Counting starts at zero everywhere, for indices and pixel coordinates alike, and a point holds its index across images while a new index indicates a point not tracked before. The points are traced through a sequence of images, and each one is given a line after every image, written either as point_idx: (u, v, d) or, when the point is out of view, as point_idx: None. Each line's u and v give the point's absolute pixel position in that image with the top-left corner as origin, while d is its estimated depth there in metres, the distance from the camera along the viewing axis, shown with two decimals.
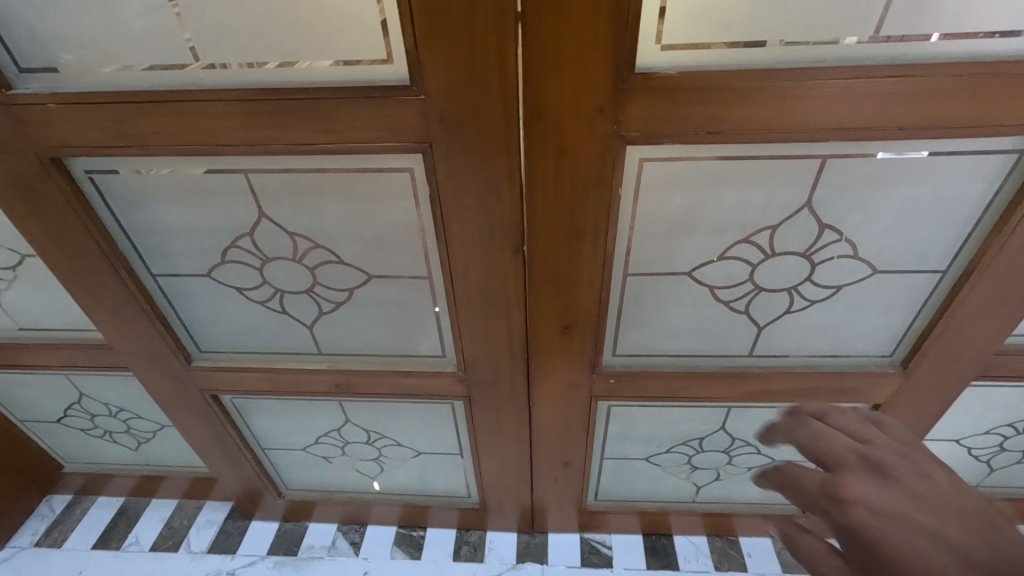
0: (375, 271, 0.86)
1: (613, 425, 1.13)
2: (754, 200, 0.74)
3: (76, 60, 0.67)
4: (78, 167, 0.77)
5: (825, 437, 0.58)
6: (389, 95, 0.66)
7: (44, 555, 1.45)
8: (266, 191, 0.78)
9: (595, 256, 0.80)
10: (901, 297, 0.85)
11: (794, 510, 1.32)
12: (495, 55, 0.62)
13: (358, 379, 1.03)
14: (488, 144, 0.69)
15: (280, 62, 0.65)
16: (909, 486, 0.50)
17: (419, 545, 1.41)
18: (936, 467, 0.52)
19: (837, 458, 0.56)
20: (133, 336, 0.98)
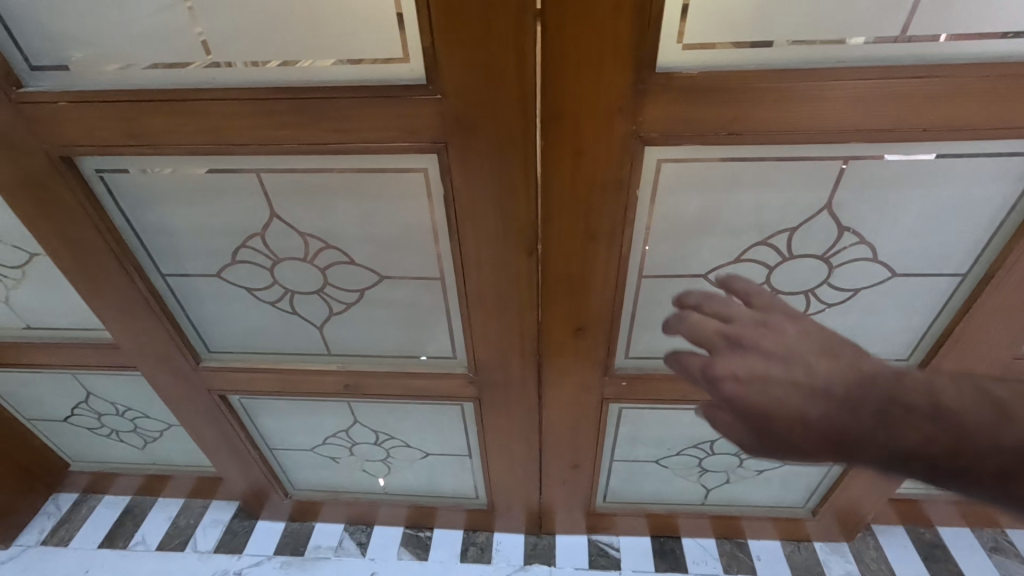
0: (386, 272, 0.86)
1: (623, 427, 1.12)
2: (773, 202, 0.73)
3: (87, 57, 0.66)
4: (88, 166, 0.76)
5: (695, 323, 0.55)
6: (405, 94, 0.65)
7: (50, 553, 1.45)
8: (277, 191, 0.77)
9: (610, 258, 0.79)
10: (919, 300, 0.84)
11: (805, 513, 1.31)
12: (513, 54, 0.61)
13: (367, 380, 1.02)
14: (505, 145, 0.68)
15: (293, 60, 0.64)
16: (762, 348, 0.48)
17: (426, 546, 1.40)
18: (789, 323, 0.49)
19: (709, 343, 0.53)
20: (141, 335, 0.97)
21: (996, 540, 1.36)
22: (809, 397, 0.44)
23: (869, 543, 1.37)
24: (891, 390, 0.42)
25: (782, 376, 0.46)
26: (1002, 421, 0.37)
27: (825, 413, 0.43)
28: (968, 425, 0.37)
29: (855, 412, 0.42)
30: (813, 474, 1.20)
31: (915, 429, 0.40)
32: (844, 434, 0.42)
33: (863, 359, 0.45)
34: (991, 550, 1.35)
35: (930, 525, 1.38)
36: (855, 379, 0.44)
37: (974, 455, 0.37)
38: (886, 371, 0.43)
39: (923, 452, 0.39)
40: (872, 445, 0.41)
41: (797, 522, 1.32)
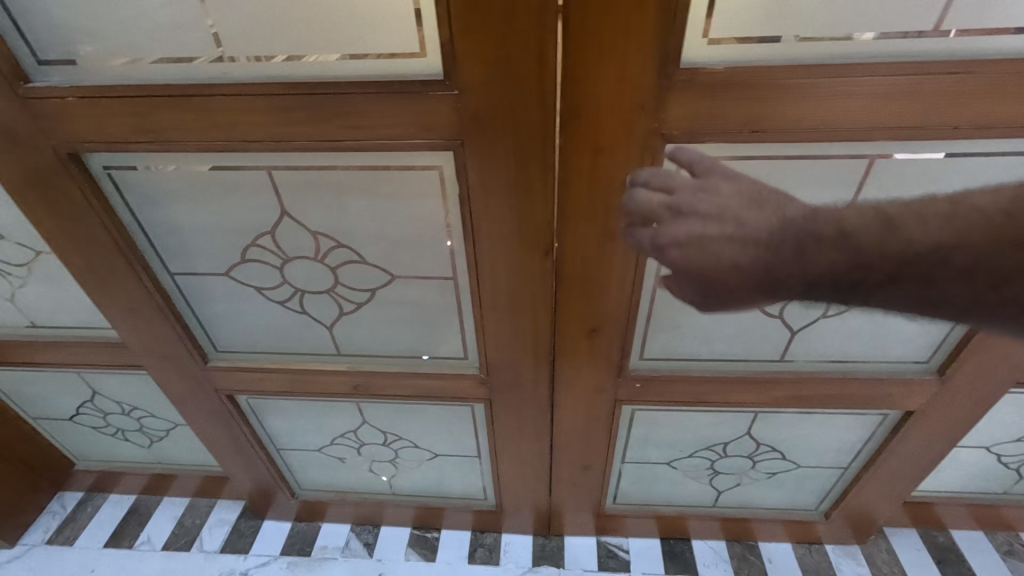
0: (398, 271, 0.84)
1: (636, 429, 1.10)
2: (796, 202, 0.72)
3: (97, 52, 0.65)
4: (96, 163, 0.75)
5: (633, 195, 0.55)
6: (422, 90, 0.63)
7: (56, 552, 1.44)
8: (289, 188, 0.76)
9: (628, 258, 0.77)
10: None
11: (817, 516, 1.29)
12: (534, 49, 0.59)
13: (377, 381, 1.01)
14: (523, 142, 0.66)
15: (308, 55, 0.63)
16: (700, 211, 0.50)
17: (433, 547, 1.39)
18: (723, 183, 0.52)
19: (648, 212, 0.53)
20: (149, 334, 0.96)
21: (1010, 544, 1.34)
22: (741, 246, 0.48)
23: (881, 546, 1.35)
24: (807, 228, 0.46)
25: (721, 233, 0.49)
26: (885, 234, 0.43)
27: (755, 259, 0.48)
28: (859, 243, 0.44)
29: (777, 252, 0.47)
30: (827, 477, 1.19)
31: (822, 253, 0.45)
32: (770, 273, 0.47)
33: (784, 204, 0.49)
34: (1005, 553, 1.33)
35: (943, 528, 1.36)
36: (779, 224, 0.47)
37: (862, 267, 0.44)
38: (801, 210, 0.48)
39: (825, 272, 0.45)
40: (790, 275, 0.47)
41: (809, 525, 1.30)
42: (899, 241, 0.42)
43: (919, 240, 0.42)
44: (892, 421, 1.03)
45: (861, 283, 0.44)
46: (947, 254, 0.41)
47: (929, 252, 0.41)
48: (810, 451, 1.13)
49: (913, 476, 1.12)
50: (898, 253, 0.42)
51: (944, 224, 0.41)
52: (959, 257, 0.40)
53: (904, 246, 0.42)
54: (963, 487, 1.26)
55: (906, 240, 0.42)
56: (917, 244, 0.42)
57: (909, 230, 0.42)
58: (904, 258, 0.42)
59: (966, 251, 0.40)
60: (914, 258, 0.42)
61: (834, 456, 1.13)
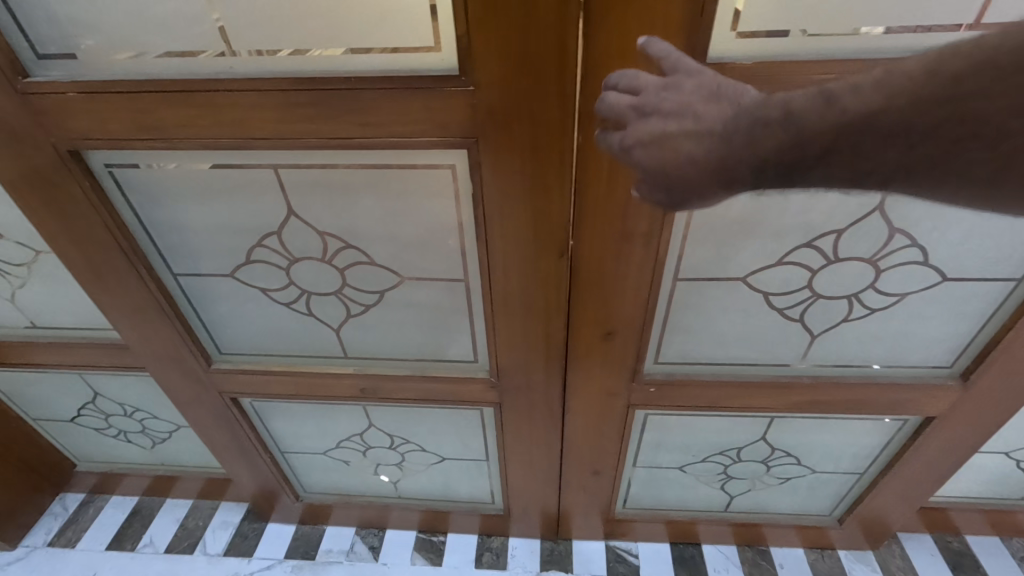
0: (408, 273, 0.82)
1: (648, 433, 1.08)
2: (821, 203, 0.69)
3: (99, 45, 0.62)
4: (97, 161, 0.72)
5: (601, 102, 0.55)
6: (435, 85, 0.61)
7: (58, 554, 1.42)
8: (296, 188, 0.73)
9: (646, 260, 0.75)
10: (969, 305, 0.80)
11: (830, 521, 1.27)
12: (553, 43, 0.57)
13: (384, 384, 0.98)
14: (540, 140, 0.64)
15: (317, 49, 0.60)
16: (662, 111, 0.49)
17: (439, 551, 1.37)
18: (688, 79, 0.50)
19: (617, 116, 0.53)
20: (152, 336, 0.94)
21: None
22: (700, 139, 0.47)
23: (895, 551, 1.32)
24: (757, 114, 0.44)
25: (679, 129, 0.48)
26: (823, 109, 0.41)
27: (710, 151, 0.46)
28: (800, 121, 0.42)
29: (729, 141, 0.45)
30: (842, 482, 1.17)
31: (766, 136, 0.43)
32: (725, 165, 0.46)
33: (740, 96, 0.47)
34: (1022, 560, 1.30)
35: (958, 534, 1.33)
36: (735, 114, 0.46)
37: (800, 143, 0.42)
38: (754, 99, 0.46)
39: (768, 156, 0.43)
40: (740, 164, 0.45)
41: (822, 531, 1.28)
42: (835, 113, 0.40)
43: (852, 110, 0.39)
44: (911, 427, 1.00)
45: (801, 162, 0.42)
46: (876, 119, 0.38)
47: (858, 120, 0.39)
48: (826, 456, 1.10)
49: (931, 482, 1.10)
50: (831, 125, 0.40)
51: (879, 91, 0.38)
52: (886, 120, 0.38)
53: (837, 117, 0.40)
54: (980, 493, 1.23)
55: (840, 111, 0.40)
56: (850, 114, 0.39)
57: (845, 100, 0.40)
58: (836, 130, 0.40)
59: (892, 114, 0.37)
60: (844, 127, 0.40)
61: (850, 461, 1.11)
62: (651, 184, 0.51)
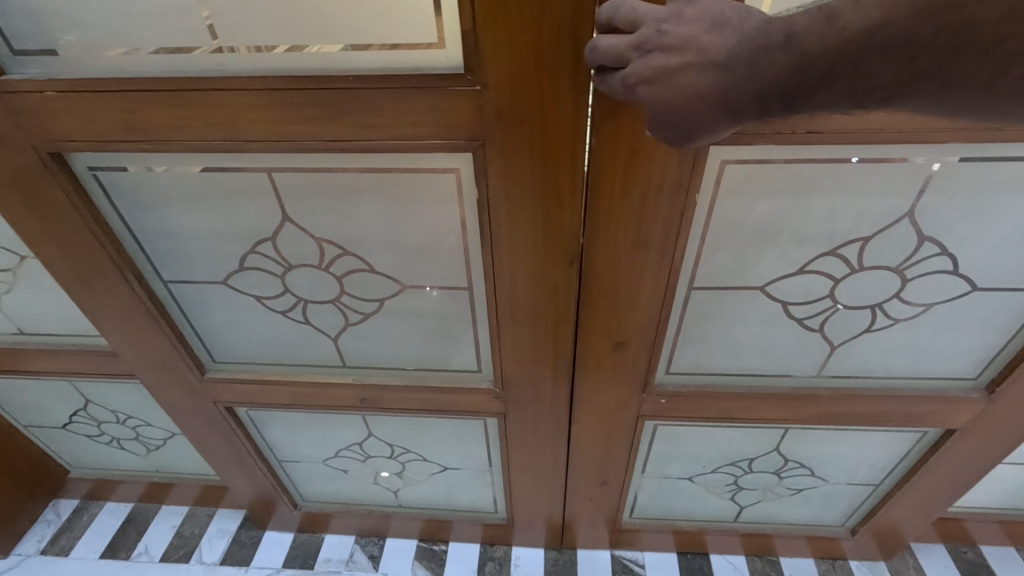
0: (410, 281, 0.78)
1: (658, 444, 1.05)
2: (848, 210, 0.66)
3: (79, 41, 0.58)
4: (81, 163, 0.68)
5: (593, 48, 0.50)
6: (440, 84, 0.57)
7: (52, 562, 1.38)
8: (291, 192, 0.69)
9: (660, 268, 0.71)
10: (999, 316, 0.76)
11: (843, 532, 1.23)
12: (567, 41, 0.53)
13: (384, 394, 0.95)
14: (551, 143, 0.60)
15: (317, 45, 0.56)
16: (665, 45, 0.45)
17: (441, 561, 1.34)
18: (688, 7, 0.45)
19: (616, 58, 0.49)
20: (142, 345, 0.90)
21: None
22: (707, 70, 0.43)
23: (909, 563, 1.29)
24: (761, 39, 0.40)
25: (682, 63, 0.44)
26: (824, 28, 0.37)
27: (715, 83, 0.43)
28: (801, 43, 0.38)
29: (731, 69, 0.42)
30: (856, 493, 1.13)
31: (768, 61, 0.40)
32: (729, 93, 0.43)
33: (747, 20, 0.42)
34: None
35: (972, 544, 1.30)
36: (740, 40, 0.41)
37: (802, 66, 0.39)
38: (758, 23, 0.41)
39: (770, 82, 0.40)
40: (745, 93, 0.42)
41: (834, 541, 1.24)
42: (836, 32, 0.36)
43: (854, 27, 0.36)
44: (931, 438, 0.97)
45: (801, 86, 0.39)
46: (876, 36, 0.35)
47: (858, 37, 0.36)
48: (841, 467, 1.07)
49: (949, 495, 1.06)
50: (832, 45, 0.37)
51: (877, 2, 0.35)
52: (886, 35, 0.35)
53: (837, 35, 0.36)
54: (997, 504, 1.20)
55: (839, 29, 0.36)
56: (852, 33, 0.36)
57: (846, 16, 0.36)
58: (836, 50, 0.37)
59: (893, 27, 0.34)
60: (843, 45, 0.36)
61: (865, 472, 1.07)
62: (660, 125, 0.49)
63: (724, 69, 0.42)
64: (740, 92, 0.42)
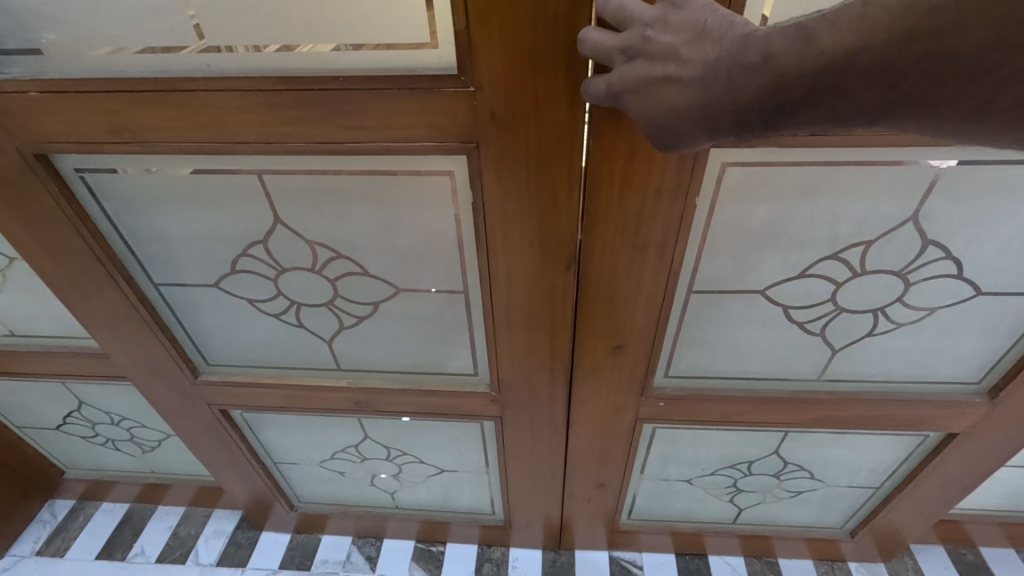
0: (405, 284, 0.77)
1: (656, 446, 1.04)
2: (851, 213, 0.64)
3: (61, 40, 0.56)
4: (67, 165, 0.67)
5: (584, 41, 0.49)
6: (433, 85, 0.55)
7: (46, 564, 1.38)
8: (283, 194, 0.68)
9: (659, 272, 0.70)
10: (1002, 321, 0.75)
11: (842, 534, 1.23)
12: (563, 37, 0.51)
13: (379, 397, 0.94)
14: (547, 145, 0.59)
15: (309, 45, 0.54)
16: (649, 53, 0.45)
17: (439, 562, 1.33)
18: (674, 12, 0.44)
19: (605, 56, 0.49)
20: (133, 348, 0.89)
21: None
22: (689, 85, 0.42)
23: (908, 565, 1.28)
24: (737, 56, 0.39)
25: (663, 75, 0.44)
26: (802, 51, 0.35)
27: (692, 100, 0.42)
28: (778, 65, 0.37)
29: (709, 87, 0.41)
30: (855, 496, 1.12)
31: (745, 82, 0.39)
32: (708, 111, 0.42)
33: (728, 32, 0.40)
34: None
35: (972, 546, 1.29)
36: (718, 57, 0.40)
37: (781, 88, 0.37)
38: (735, 38, 0.40)
39: (748, 101, 0.39)
40: (722, 112, 0.41)
41: (834, 543, 1.24)
42: (813, 55, 0.35)
43: (831, 50, 0.34)
44: (933, 442, 0.96)
45: (782, 108, 0.38)
46: (855, 61, 0.33)
47: (839, 60, 0.34)
48: (840, 469, 1.06)
49: (950, 498, 1.05)
50: (809, 69, 0.35)
51: (853, 25, 0.33)
52: (866, 59, 0.33)
53: (817, 58, 0.35)
54: (997, 506, 1.19)
55: (817, 52, 0.35)
56: (831, 57, 0.34)
57: (824, 38, 0.34)
58: (815, 74, 0.35)
59: (873, 52, 0.32)
60: (823, 68, 0.35)
61: (865, 475, 1.06)
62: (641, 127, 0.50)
63: (704, 85, 0.41)
64: (720, 111, 0.41)
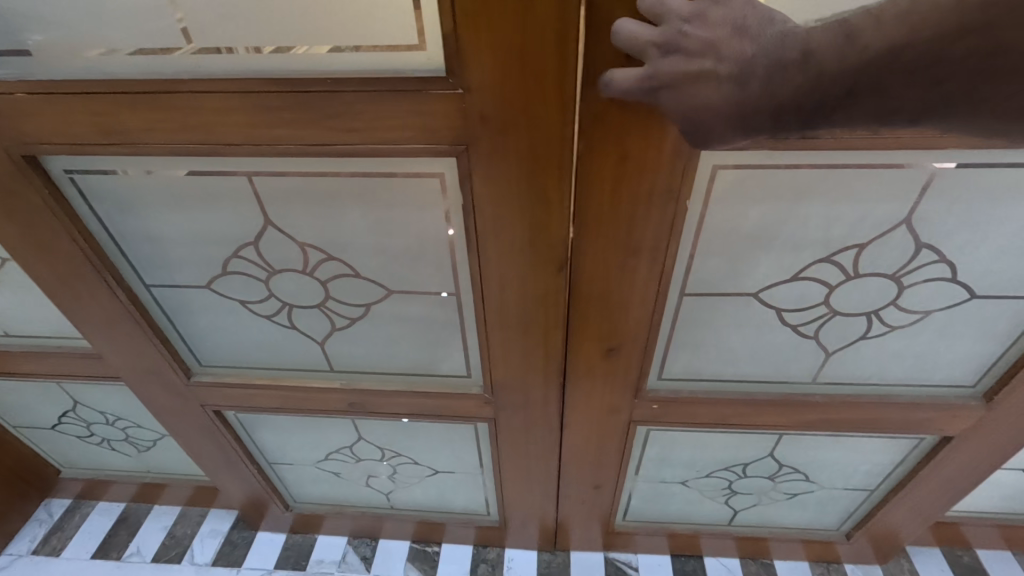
0: (396, 286, 0.76)
1: (650, 448, 1.04)
2: (845, 216, 0.64)
3: (47, 40, 0.56)
4: (56, 166, 0.67)
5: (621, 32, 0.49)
6: (422, 87, 0.55)
7: (43, 563, 1.38)
8: (272, 196, 0.68)
9: (651, 274, 0.70)
10: (997, 325, 0.74)
11: (838, 536, 1.22)
12: (551, 37, 0.51)
13: (373, 399, 0.93)
14: (538, 148, 0.58)
15: (300, 46, 0.54)
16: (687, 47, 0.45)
17: (433, 562, 1.33)
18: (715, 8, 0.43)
19: (640, 49, 0.48)
20: (127, 349, 0.89)
21: None
22: (727, 81, 0.43)
23: (904, 567, 1.28)
24: (776, 54, 0.40)
25: (700, 71, 0.45)
26: (843, 47, 0.36)
27: (729, 98, 0.43)
28: (819, 62, 0.38)
29: (745, 84, 0.42)
30: (852, 498, 1.12)
31: (783, 79, 0.40)
32: (744, 107, 0.43)
33: (766, 29, 0.41)
34: None
35: (968, 548, 1.29)
36: (764, 53, 0.41)
37: (821, 84, 0.38)
38: (775, 34, 0.41)
39: (784, 100, 0.40)
40: (758, 112, 0.42)
41: (830, 545, 1.24)
42: (857, 50, 0.36)
43: (874, 46, 0.35)
44: (929, 444, 0.95)
45: (821, 106, 0.39)
46: (901, 55, 0.34)
47: (883, 55, 0.35)
48: (836, 471, 1.05)
49: (946, 500, 1.05)
50: (853, 65, 0.36)
51: (899, 22, 0.34)
52: (913, 54, 0.33)
53: (857, 55, 0.36)
54: (994, 508, 1.18)
55: (860, 48, 0.36)
56: (874, 52, 0.35)
57: (867, 36, 0.35)
58: (858, 70, 0.36)
59: (919, 48, 0.33)
60: (864, 65, 0.36)
61: (861, 477, 1.06)
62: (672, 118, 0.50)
63: (739, 82, 0.42)
64: (754, 107, 0.42)
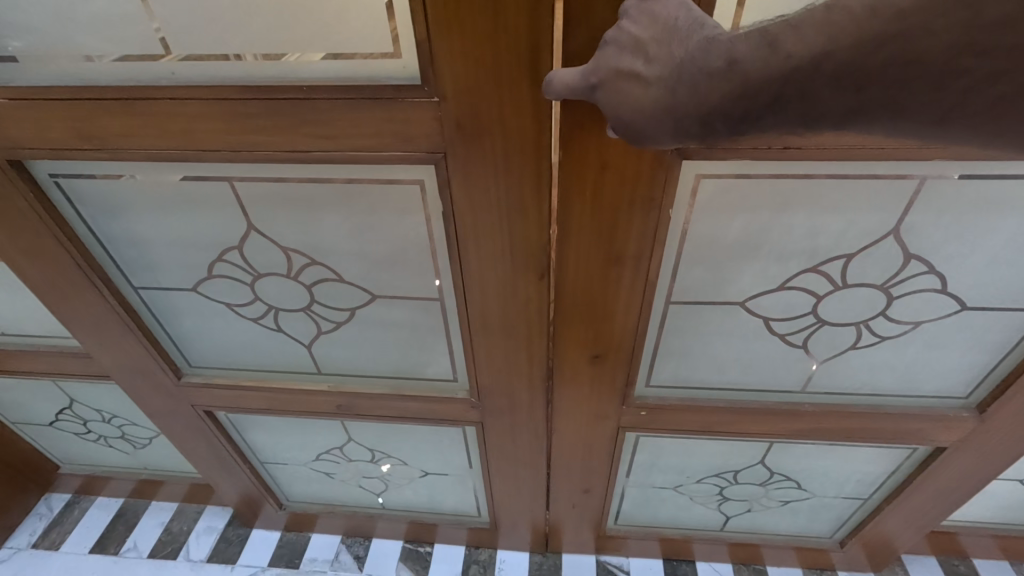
0: (381, 291, 0.76)
1: (640, 454, 1.03)
2: (830, 226, 0.63)
3: (27, 48, 0.56)
4: (42, 170, 0.67)
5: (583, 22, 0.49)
6: (397, 96, 0.55)
7: (41, 557, 1.39)
8: (254, 202, 0.68)
9: (635, 282, 0.69)
10: (987, 336, 0.73)
11: (831, 544, 1.21)
12: (525, 43, 0.50)
13: (360, 401, 0.93)
14: (516, 157, 0.58)
15: (294, 53, 0.54)
16: (621, 41, 0.45)
17: (426, 563, 1.33)
18: (656, 6, 0.43)
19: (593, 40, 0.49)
20: (116, 349, 0.89)
21: None
22: (658, 84, 0.41)
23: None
24: (702, 61, 0.37)
25: (630, 71, 0.44)
26: (767, 57, 0.34)
27: (658, 101, 0.41)
28: (746, 70, 0.35)
29: (674, 90, 0.40)
30: (844, 505, 1.11)
31: (711, 88, 0.37)
32: (676, 111, 0.40)
33: (693, 34, 0.39)
34: None
35: (965, 557, 1.27)
36: (688, 60, 0.39)
37: (745, 94, 0.35)
38: (699, 41, 0.38)
39: (715, 107, 0.37)
40: (689, 117, 0.40)
41: (823, 552, 1.22)
42: (778, 61, 0.33)
43: (798, 57, 0.32)
44: (921, 454, 0.94)
45: (750, 113, 0.36)
46: (822, 66, 0.31)
47: (804, 66, 0.32)
48: (827, 479, 1.04)
49: (940, 510, 1.03)
50: (775, 74, 0.33)
51: (818, 30, 0.31)
52: (832, 65, 0.31)
53: (781, 64, 0.33)
54: (989, 518, 1.16)
55: (783, 57, 0.33)
56: (795, 63, 0.32)
57: (789, 44, 0.32)
58: (779, 80, 0.33)
59: (839, 58, 0.30)
60: (787, 74, 0.33)
61: (853, 484, 1.05)
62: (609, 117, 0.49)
63: (671, 87, 0.40)
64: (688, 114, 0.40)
